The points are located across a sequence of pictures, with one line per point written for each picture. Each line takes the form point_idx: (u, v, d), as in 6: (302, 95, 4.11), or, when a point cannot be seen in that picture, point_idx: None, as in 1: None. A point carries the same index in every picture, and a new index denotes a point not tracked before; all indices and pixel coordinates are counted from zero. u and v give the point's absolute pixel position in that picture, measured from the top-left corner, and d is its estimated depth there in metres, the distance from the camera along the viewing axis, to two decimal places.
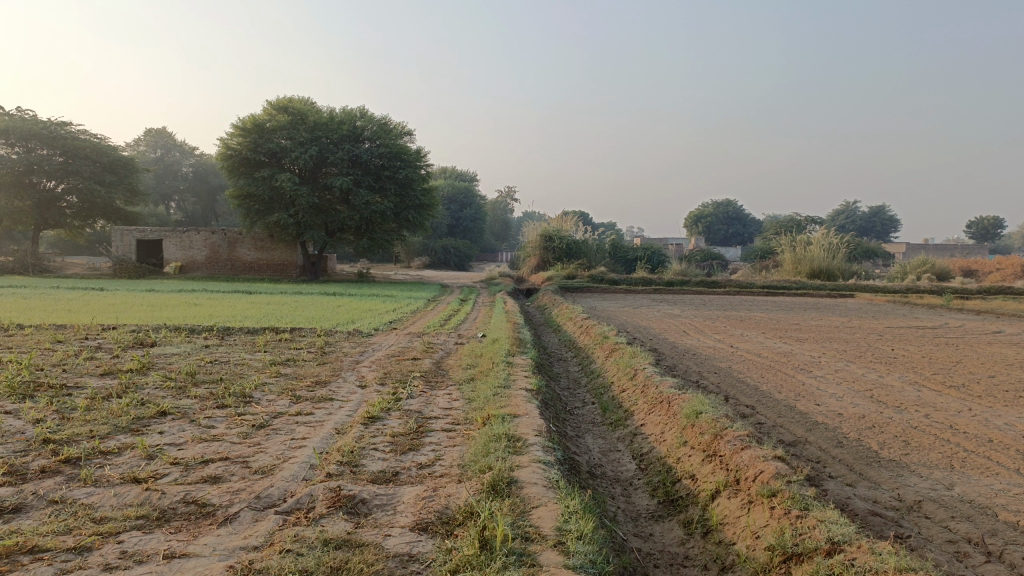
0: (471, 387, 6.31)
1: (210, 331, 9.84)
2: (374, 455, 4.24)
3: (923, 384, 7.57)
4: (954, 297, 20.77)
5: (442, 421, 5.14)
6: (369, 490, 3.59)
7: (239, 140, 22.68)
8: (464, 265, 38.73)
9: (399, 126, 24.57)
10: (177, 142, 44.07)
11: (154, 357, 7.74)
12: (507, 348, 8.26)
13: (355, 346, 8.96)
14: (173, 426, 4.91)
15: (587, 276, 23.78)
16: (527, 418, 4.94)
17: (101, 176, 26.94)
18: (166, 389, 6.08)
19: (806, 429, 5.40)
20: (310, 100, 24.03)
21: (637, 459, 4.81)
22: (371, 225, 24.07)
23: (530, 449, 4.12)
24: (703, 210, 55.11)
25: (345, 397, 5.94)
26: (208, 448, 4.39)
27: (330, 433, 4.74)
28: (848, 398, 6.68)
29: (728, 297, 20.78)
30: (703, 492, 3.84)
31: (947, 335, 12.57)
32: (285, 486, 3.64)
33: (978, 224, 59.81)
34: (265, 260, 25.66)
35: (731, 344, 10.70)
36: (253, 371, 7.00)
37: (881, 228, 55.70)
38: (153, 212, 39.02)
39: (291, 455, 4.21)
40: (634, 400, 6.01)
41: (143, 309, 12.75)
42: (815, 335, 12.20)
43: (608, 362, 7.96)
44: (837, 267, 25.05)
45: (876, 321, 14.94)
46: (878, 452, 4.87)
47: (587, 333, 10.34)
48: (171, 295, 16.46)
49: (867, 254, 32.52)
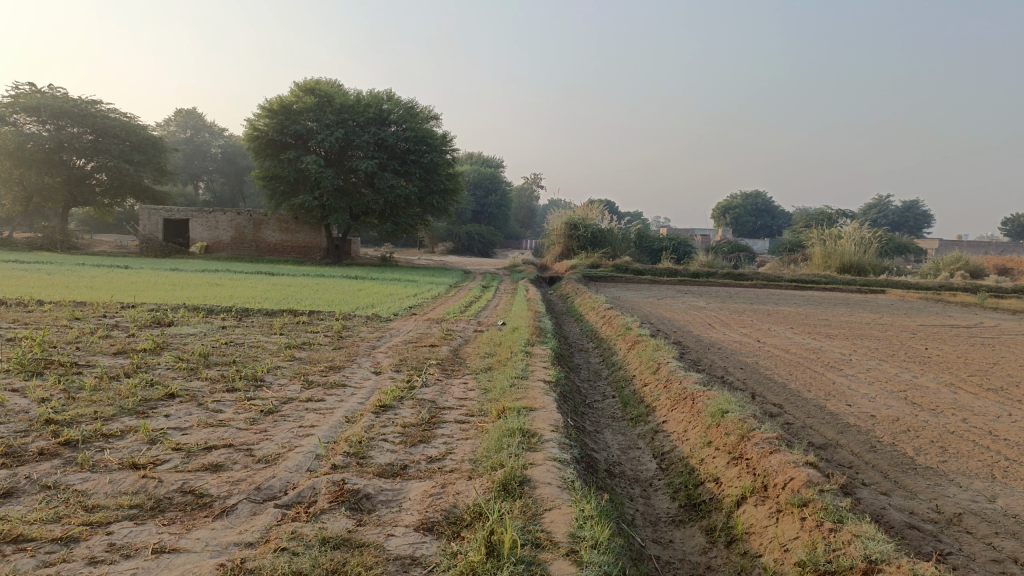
0: (488, 377, 6.13)
1: (228, 312, 9.75)
2: (382, 447, 4.06)
3: (959, 386, 7.26)
4: (989, 295, 20.20)
5: (456, 412, 4.96)
6: (374, 484, 3.41)
7: (266, 121, 22.64)
8: (487, 251, 38.59)
9: (425, 110, 24.36)
10: (207, 122, 44.25)
11: (169, 337, 7.64)
12: (526, 337, 8.06)
13: (372, 331, 8.80)
14: (180, 409, 4.78)
15: (611, 265, 23.49)
16: (543, 412, 4.74)
17: (129, 155, 27.07)
18: (177, 370, 5.95)
19: (837, 431, 5.15)
20: (337, 82, 23.88)
21: (658, 458, 4.60)
22: (395, 210, 23.95)
23: (546, 446, 3.91)
24: (731, 201, 54.41)
25: (358, 383, 5.78)
26: (212, 433, 4.24)
27: (340, 421, 4.57)
28: (880, 399, 6.40)
29: (755, 290, 20.40)
30: (727, 498, 3.61)
31: (983, 335, 12.17)
32: (287, 478, 3.47)
33: (1013, 221, 58.45)
34: (290, 242, 25.68)
35: (758, 338, 10.41)
36: (267, 354, 6.86)
37: (913, 223, 54.59)
38: (181, 192, 39.27)
39: (297, 443, 4.05)
40: (657, 395, 5.78)
41: (165, 288, 12.73)
42: (844, 331, 11.86)
43: (630, 354, 7.73)
44: (868, 261, 24.49)
45: (908, 318, 14.53)
46: (914, 458, 4.61)
47: (610, 324, 10.12)
48: (194, 274, 16.48)
49: (899, 249, 31.80)
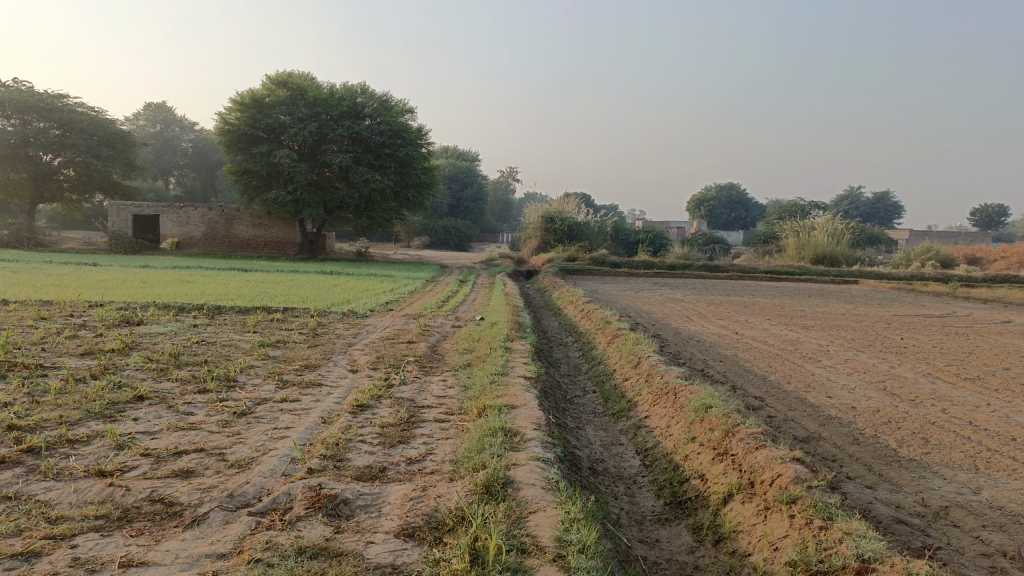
0: (467, 374, 6.02)
1: (200, 309, 9.55)
2: (361, 449, 3.95)
3: (937, 375, 7.29)
4: (960, 285, 20.45)
5: (435, 410, 4.86)
6: (353, 489, 3.30)
7: (237, 115, 22.27)
8: (463, 245, 38.42)
9: (400, 103, 24.12)
10: (177, 116, 43.56)
11: (139, 336, 7.44)
12: (506, 333, 7.96)
13: (349, 328, 8.65)
14: (149, 412, 4.63)
15: (588, 258, 23.46)
16: (525, 409, 4.65)
17: (97, 150, 26.52)
18: (147, 372, 5.78)
19: (819, 424, 5.12)
20: (310, 75, 23.56)
21: (641, 454, 4.53)
22: (370, 204, 23.70)
23: (529, 446, 3.82)
24: (705, 193, 54.72)
25: (334, 382, 5.65)
26: (183, 437, 4.10)
27: (316, 423, 4.44)
28: (860, 391, 6.39)
29: (731, 281, 20.49)
30: (713, 496, 3.55)
31: (956, 325, 12.29)
32: (261, 483, 3.35)
33: (981, 212, 59.39)
34: (263, 238, 25.34)
35: (736, 330, 10.40)
36: (240, 353, 6.69)
37: (884, 214, 55.28)
38: (151, 187, 38.63)
39: (272, 447, 3.92)
40: (638, 390, 5.72)
41: (134, 285, 12.46)
42: (821, 322, 11.90)
43: (610, 348, 7.67)
44: (841, 252, 24.71)
45: (882, 309, 14.64)
46: (898, 450, 4.58)
47: (588, 317, 10.06)
48: (166, 271, 16.18)
49: (871, 240, 32.15)
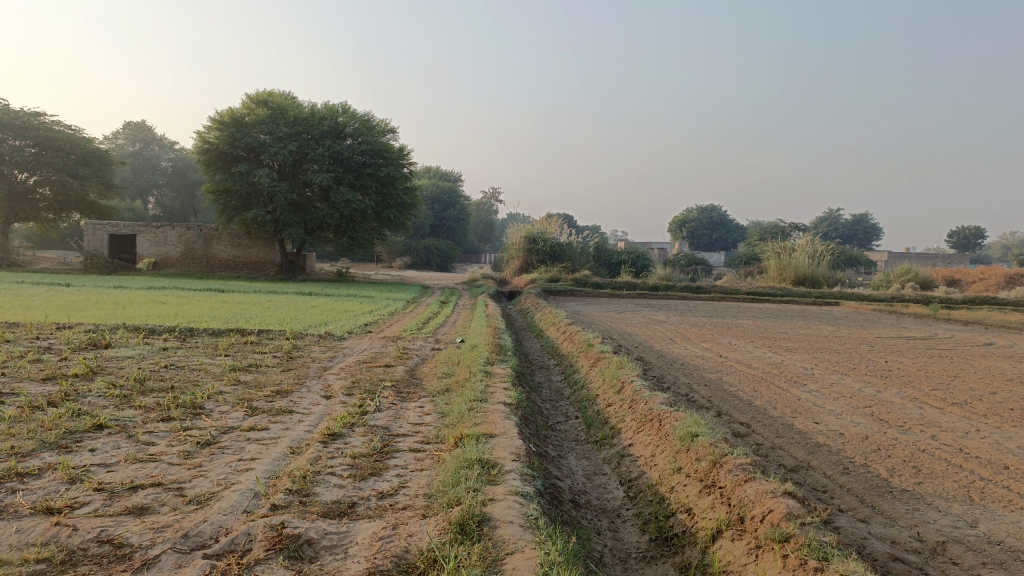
0: (445, 400, 5.81)
1: (171, 332, 9.28)
2: (330, 482, 3.73)
3: (925, 400, 7.18)
4: (941, 307, 20.52)
5: (411, 439, 4.65)
6: (318, 527, 3.09)
7: (216, 134, 22.06)
8: (446, 266, 38.26)
9: (382, 123, 24.00)
10: (157, 135, 43.22)
11: (104, 361, 7.18)
12: (486, 356, 7.76)
13: (325, 351, 8.43)
14: (107, 442, 4.38)
15: (571, 279, 23.35)
16: (504, 438, 4.45)
17: (74, 169, 26.14)
18: (110, 398, 5.54)
19: (808, 452, 4.96)
20: (291, 94, 23.40)
21: (625, 485, 4.34)
22: (351, 224, 23.47)
23: (507, 479, 3.63)
24: (687, 215, 55.01)
25: (306, 409, 5.42)
26: (140, 470, 3.87)
27: (283, 454, 4.22)
28: (847, 416, 6.24)
29: (714, 303, 20.43)
30: (702, 532, 3.37)
31: (939, 347, 12.25)
32: (219, 522, 3.13)
33: (959, 233, 60.07)
34: (242, 258, 25.02)
35: (720, 353, 10.28)
36: (210, 378, 6.45)
37: (863, 236, 55.81)
38: (129, 207, 38.19)
39: (234, 481, 3.69)
40: (622, 417, 5.54)
41: (107, 307, 12.17)
42: (804, 345, 11.81)
43: (592, 372, 7.51)
44: (822, 274, 24.78)
45: (864, 331, 14.59)
46: (889, 480, 4.43)
47: (570, 340, 9.90)
48: (140, 292, 15.84)
49: (851, 261, 32.36)
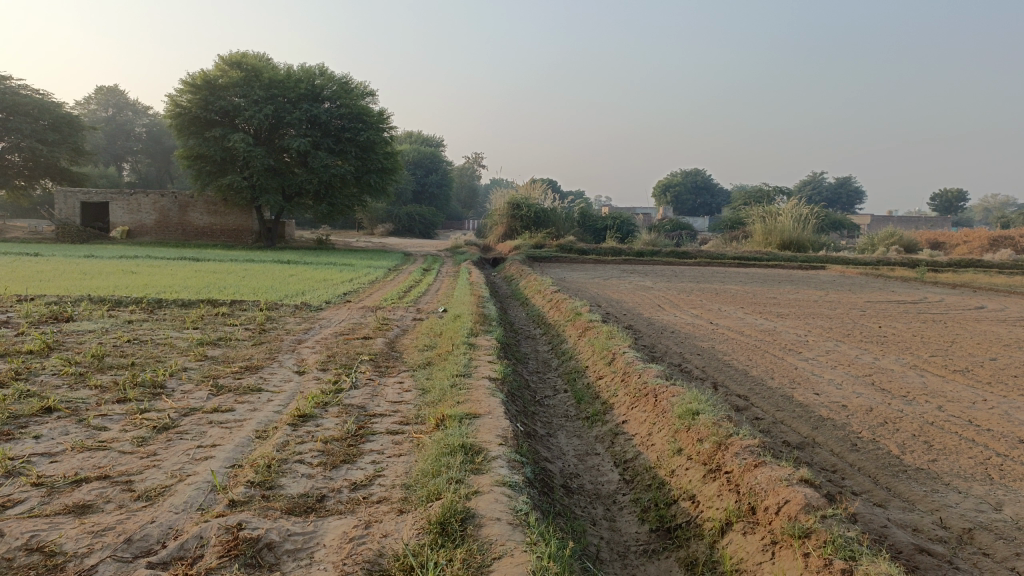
0: (426, 375, 5.46)
1: (139, 303, 8.84)
2: (298, 471, 3.37)
3: (925, 368, 6.92)
4: (926, 270, 20.37)
5: (388, 420, 4.30)
6: (280, 528, 2.74)
7: (189, 98, 21.28)
8: (429, 233, 37.75)
9: (361, 86, 23.32)
10: (130, 100, 42.00)
11: (64, 335, 6.74)
12: (469, 326, 7.39)
13: (300, 322, 8.03)
14: (55, 428, 4.00)
15: (555, 244, 22.95)
16: (490, 419, 4.10)
17: (42, 134, 25.26)
18: (63, 377, 5.13)
19: (812, 427, 4.67)
20: (265, 56, 22.61)
21: (620, 467, 4.03)
22: (331, 190, 22.89)
23: (493, 467, 3.29)
24: (671, 180, 54.61)
25: (276, 387, 5.04)
26: (87, 461, 3.49)
27: (248, 438, 3.85)
28: (848, 386, 5.94)
29: (700, 268, 20.15)
30: (708, 524, 3.05)
31: (931, 311, 12.03)
32: (169, 523, 2.78)
33: (941, 197, 60.07)
34: (219, 225, 24.37)
35: (710, 320, 9.97)
36: (174, 354, 6.04)
37: (846, 200, 55.71)
38: (103, 174, 37.18)
39: (190, 472, 3.33)
40: (614, 391, 5.21)
41: (73, 277, 11.67)
42: (795, 310, 11.55)
43: (581, 342, 7.17)
44: (807, 238, 24.52)
45: (854, 295, 14.35)
46: (901, 457, 4.15)
47: (557, 308, 9.55)
48: (110, 262, 15.33)
49: (835, 226, 32.19)
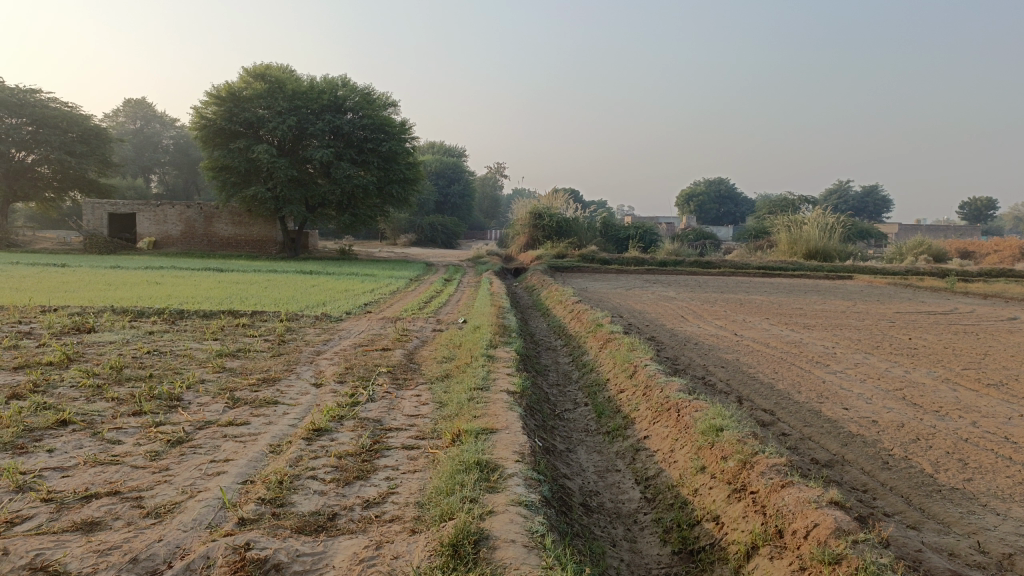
0: (444, 388, 5.37)
1: (161, 314, 8.86)
2: (310, 488, 3.30)
3: (958, 381, 6.72)
4: (956, 279, 19.99)
5: (404, 434, 4.22)
6: (290, 548, 2.66)
7: (214, 109, 21.50)
8: (451, 243, 37.81)
9: (383, 97, 23.44)
10: (157, 113, 42.65)
11: (84, 346, 6.75)
12: (489, 338, 7.30)
13: (320, 333, 8.00)
14: (69, 441, 3.96)
15: (578, 254, 22.84)
16: (507, 435, 4.01)
17: (72, 147, 25.66)
18: (81, 389, 5.12)
19: (841, 444, 4.52)
20: (289, 68, 22.80)
21: (642, 485, 3.91)
22: (353, 201, 22.97)
23: (509, 485, 3.20)
24: (694, 189, 54.31)
25: (292, 400, 4.99)
26: (98, 476, 3.45)
27: (262, 453, 3.79)
28: (878, 401, 5.77)
29: (725, 278, 19.92)
30: (734, 547, 2.93)
31: (962, 322, 11.76)
32: (177, 542, 2.72)
33: (970, 205, 59.17)
34: (243, 236, 24.56)
35: (734, 331, 9.81)
36: (193, 365, 6.02)
37: (873, 208, 55.05)
38: (130, 185, 37.68)
39: (201, 488, 3.27)
40: (636, 405, 5.10)
41: (98, 288, 11.77)
42: (822, 321, 11.34)
43: (602, 354, 7.05)
44: (833, 247, 24.19)
45: (882, 306, 14.08)
46: (934, 476, 3.99)
47: (578, 319, 9.44)
48: (136, 272, 15.48)
49: (861, 234, 31.76)
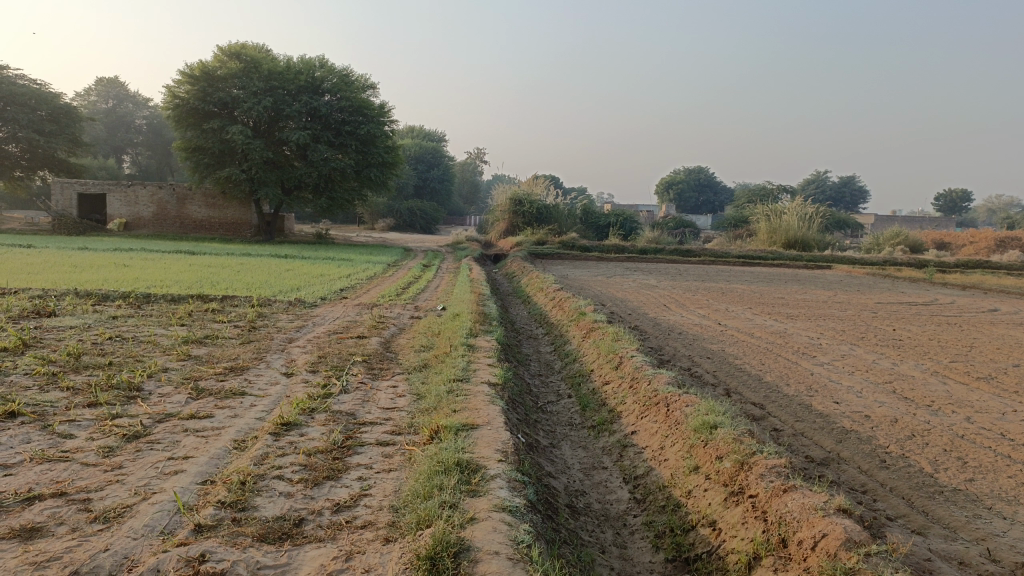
0: (422, 379, 5.12)
1: (127, 298, 8.52)
2: (276, 489, 3.05)
3: (947, 374, 6.58)
4: (935, 270, 20.04)
5: (379, 429, 3.97)
6: (249, 560, 2.42)
7: (187, 88, 20.94)
8: (430, 228, 37.44)
9: (361, 79, 22.97)
10: (130, 92, 41.71)
11: (43, 331, 6.41)
12: (469, 326, 7.05)
13: (293, 320, 7.69)
14: (16, 435, 3.67)
15: (558, 241, 22.61)
16: (489, 431, 3.77)
17: (40, 125, 24.92)
18: (35, 377, 4.80)
19: (836, 440, 4.34)
20: (265, 47, 22.25)
21: (630, 484, 3.70)
22: (330, 184, 22.53)
23: (492, 488, 2.97)
24: (674, 177, 54.23)
25: (261, 391, 4.70)
26: (44, 474, 3.17)
27: (225, 450, 3.53)
28: (868, 394, 5.61)
29: (705, 267, 19.79)
30: (733, 557, 2.74)
31: (945, 314, 11.69)
32: (125, 552, 2.46)
33: (946, 196, 59.64)
34: (217, 219, 24.04)
35: (718, 321, 9.63)
36: (156, 353, 5.71)
37: (850, 199, 55.33)
38: (102, 166, 36.80)
39: (156, 489, 3.01)
40: (623, 397, 4.88)
41: (64, 270, 11.37)
42: (806, 311, 11.20)
43: (585, 344, 6.83)
44: (813, 237, 24.15)
45: (862, 296, 14.00)
46: (935, 476, 3.82)
47: (560, 307, 9.23)
48: (104, 254, 15.04)
49: (839, 224, 31.79)
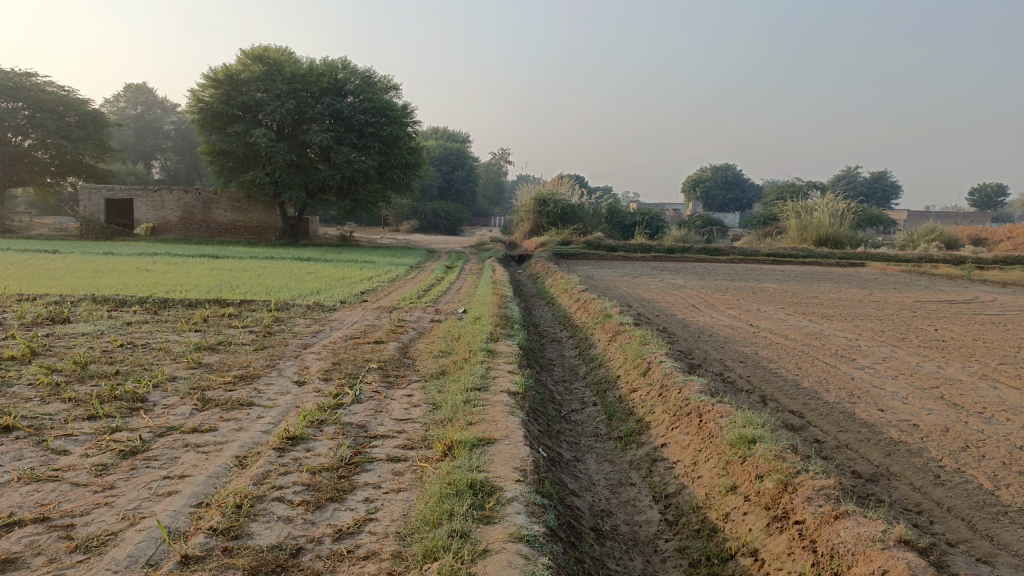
0: (438, 387, 4.87)
1: (145, 304, 8.37)
2: (273, 514, 2.80)
3: (998, 378, 6.16)
4: (973, 267, 19.36)
5: (390, 443, 3.72)
6: None
7: (211, 92, 20.91)
8: (454, 229, 37.28)
9: (384, 80, 22.82)
10: (158, 98, 42.23)
11: (53, 339, 6.25)
12: (489, 330, 6.78)
13: (309, 325, 7.49)
14: (8, 452, 3.48)
15: (583, 240, 22.28)
16: (506, 446, 3.50)
17: (68, 131, 25.10)
18: (38, 388, 4.62)
19: (884, 454, 4.01)
20: (287, 50, 22.19)
21: (661, 504, 3.42)
22: (353, 186, 22.41)
23: (507, 514, 2.70)
24: (700, 175, 53.54)
25: (270, 401, 4.48)
26: (31, 496, 2.96)
27: (225, 467, 3.30)
28: (915, 401, 5.23)
29: (734, 266, 19.31)
30: None
31: (987, 312, 11.18)
32: None
33: (980, 191, 58.19)
34: (243, 222, 24.07)
35: (749, 322, 9.26)
36: (164, 360, 5.51)
37: (881, 194, 54.21)
38: (130, 171, 37.11)
39: (146, 514, 2.78)
40: (651, 407, 4.59)
41: (84, 276, 11.27)
42: (841, 311, 10.76)
43: (611, 348, 6.54)
44: (844, 233, 23.54)
45: (899, 294, 13.49)
46: (995, 492, 3.48)
47: (585, 309, 8.92)
48: (129, 259, 14.99)
49: (870, 220, 31.04)
